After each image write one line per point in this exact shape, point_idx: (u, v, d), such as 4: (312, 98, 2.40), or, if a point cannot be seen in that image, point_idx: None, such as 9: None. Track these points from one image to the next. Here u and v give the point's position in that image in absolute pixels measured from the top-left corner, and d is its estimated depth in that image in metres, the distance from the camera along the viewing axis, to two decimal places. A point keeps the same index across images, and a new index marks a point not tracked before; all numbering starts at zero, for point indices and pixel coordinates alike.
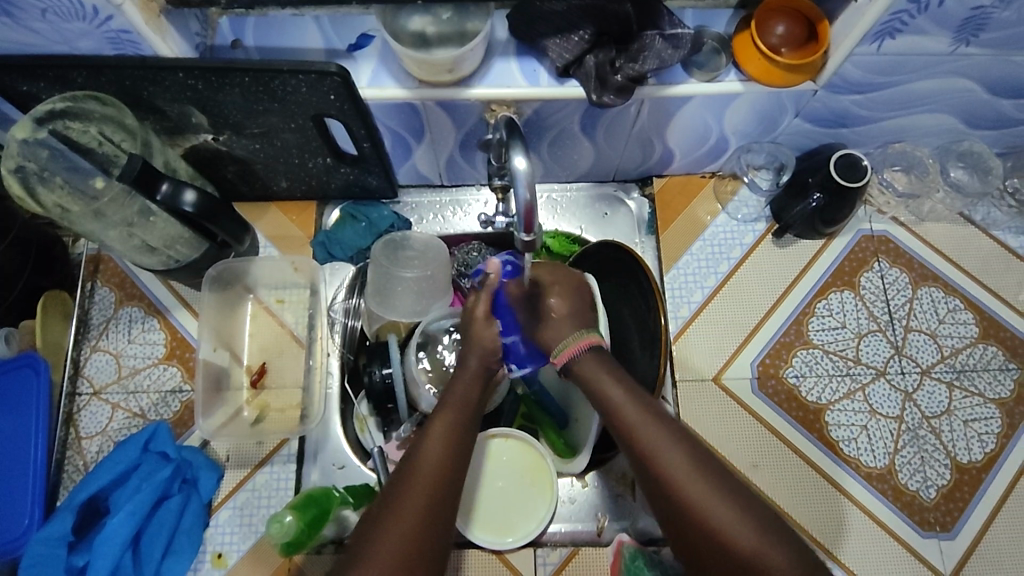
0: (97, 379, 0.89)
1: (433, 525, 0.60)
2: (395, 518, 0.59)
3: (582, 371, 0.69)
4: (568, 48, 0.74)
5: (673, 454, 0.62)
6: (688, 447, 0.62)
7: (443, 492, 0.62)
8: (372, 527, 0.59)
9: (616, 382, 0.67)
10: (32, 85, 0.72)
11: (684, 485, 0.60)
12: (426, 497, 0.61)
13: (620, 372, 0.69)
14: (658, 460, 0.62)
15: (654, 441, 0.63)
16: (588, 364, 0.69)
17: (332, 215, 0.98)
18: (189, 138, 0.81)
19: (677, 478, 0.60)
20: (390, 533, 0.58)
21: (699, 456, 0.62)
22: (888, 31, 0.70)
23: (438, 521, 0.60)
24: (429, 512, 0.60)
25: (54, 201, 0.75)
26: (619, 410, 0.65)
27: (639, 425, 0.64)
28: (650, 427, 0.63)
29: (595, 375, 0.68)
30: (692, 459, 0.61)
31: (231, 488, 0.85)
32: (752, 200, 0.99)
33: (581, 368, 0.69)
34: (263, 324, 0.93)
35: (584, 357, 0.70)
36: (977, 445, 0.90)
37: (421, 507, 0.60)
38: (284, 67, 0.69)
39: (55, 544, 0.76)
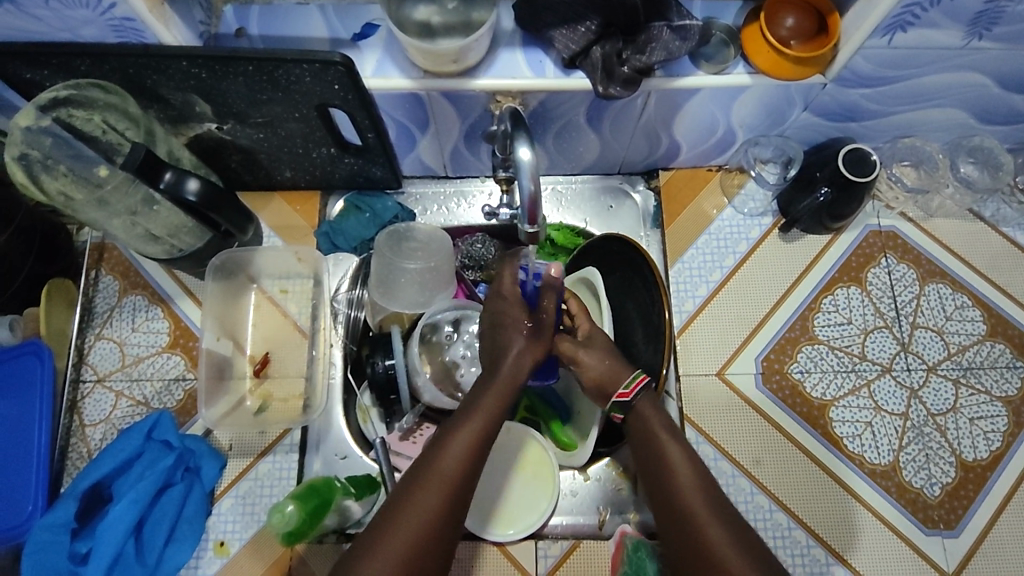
0: (100, 367, 0.90)
1: (447, 522, 0.62)
2: (415, 505, 0.62)
3: (638, 411, 0.73)
4: (574, 39, 0.73)
5: (703, 506, 0.64)
6: (718, 503, 0.65)
7: (460, 494, 0.63)
8: (391, 512, 0.62)
9: (664, 427, 0.71)
10: (36, 72, 0.71)
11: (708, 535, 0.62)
12: (445, 494, 0.63)
13: (670, 419, 0.73)
14: (687, 506, 0.65)
15: (687, 490, 0.66)
16: (643, 404, 0.73)
17: (336, 206, 0.98)
18: (193, 127, 0.81)
19: (702, 526, 0.63)
20: (406, 520, 0.61)
21: (727, 512, 0.64)
22: (900, 24, 0.69)
23: (451, 518, 0.63)
24: (446, 508, 0.62)
25: (58, 188, 0.75)
26: (664, 453, 0.69)
27: (679, 470, 0.67)
28: (686, 475, 0.67)
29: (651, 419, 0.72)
30: (721, 516, 0.64)
31: (234, 477, 0.85)
32: (759, 193, 0.98)
33: (638, 406, 0.73)
34: (267, 314, 0.93)
35: (638, 401, 0.73)
36: (982, 443, 0.89)
37: (440, 501, 0.62)
38: (287, 56, 0.68)
39: (58, 530, 0.77)
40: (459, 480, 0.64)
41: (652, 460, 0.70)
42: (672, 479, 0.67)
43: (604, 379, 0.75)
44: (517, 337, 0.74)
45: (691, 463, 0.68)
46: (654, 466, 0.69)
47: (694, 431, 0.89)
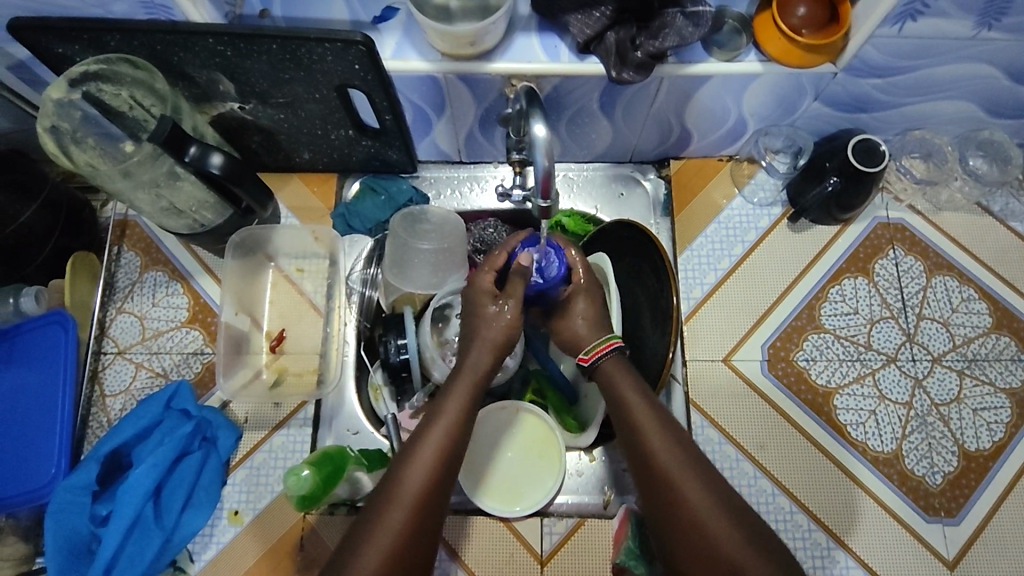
0: (122, 340, 0.92)
1: (436, 497, 0.65)
2: (404, 485, 0.64)
3: (605, 372, 0.74)
4: (589, 24, 0.75)
5: (678, 467, 0.66)
6: (696, 464, 0.67)
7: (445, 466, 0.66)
8: (380, 496, 0.64)
9: (636, 390, 0.72)
10: (67, 47, 0.74)
11: (683, 495, 0.65)
12: (431, 469, 0.65)
13: (640, 380, 0.73)
14: (665, 468, 0.67)
15: (663, 452, 0.67)
16: (611, 367, 0.74)
17: (352, 188, 1.00)
18: (217, 106, 0.83)
19: (678, 488, 0.65)
20: (396, 502, 0.63)
21: (704, 470, 0.66)
22: (910, 13, 0.70)
23: (439, 493, 0.65)
24: (435, 482, 0.65)
25: (85, 159, 0.79)
26: (636, 418, 0.70)
27: (651, 434, 0.69)
28: (661, 439, 0.68)
29: (619, 379, 0.73)
30: (699, 476, 0.66)
31: (249, 449, 0.88)
32: (768, 183, 1.00)
33: (606, 369, 0.74)
34: (283, 292, 0.95)
35: (608, 362, 0.74)
36: (985, 433, 0.90)
37: (428, 477, 0.65)
38: (310, 35, 0.71)
39: (80, 492, 0.79)
40: (444, 456, 0.67)
41: (626, 425, 0.71)
42: (648, 444, 0.68)
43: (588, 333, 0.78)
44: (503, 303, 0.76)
45: (662, 426, 0.69)
46: (629, 430, 0.70)
47: (699, 416, 0.90)
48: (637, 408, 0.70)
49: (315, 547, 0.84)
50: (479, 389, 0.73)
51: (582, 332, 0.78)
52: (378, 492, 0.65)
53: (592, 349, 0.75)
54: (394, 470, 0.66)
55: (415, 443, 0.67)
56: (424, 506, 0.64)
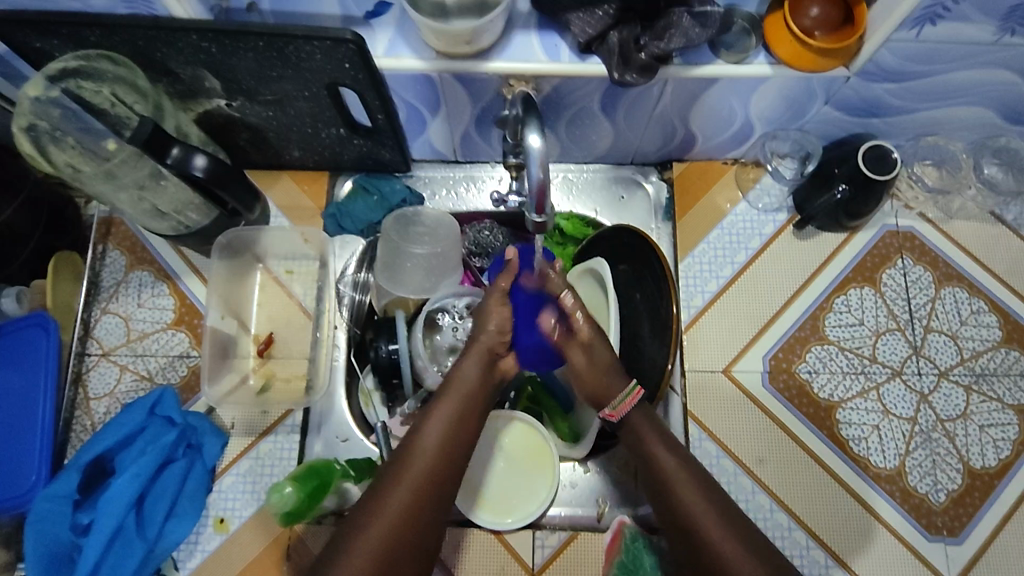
0: (106, 341, 0.90)
1: (446, 471, 0.65)
2: (416, 455, 0.65)
3: (631, 424, 0.71)
4: (591, 23, 0.71)
5: (710, 516, 0.63)
6: (731, 517, 0.63)
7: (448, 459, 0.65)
8: (390, 470, 0.64)
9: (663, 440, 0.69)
10: (45, 42, 0.71)
11: (715, 545, 0.61)
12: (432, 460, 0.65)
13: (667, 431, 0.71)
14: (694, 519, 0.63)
15: (693, 502, 0.64)
16: (635, 417, 0.71)
17: (344, 186, 0.97)
18: (202, 103, 0.80)
19: (710, 539, 0.61)
20: (408, 473, 0.63)
21: (743, 529, 0.62)
22: (930, 16, 0.67)
23: (450, 472, 0.65)
24: (444, 463, 0.65)
25: (65, 159, 0.75)
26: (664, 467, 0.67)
27: (681, 482, 0.66)
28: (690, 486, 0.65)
29: (643, 429, 0.71)
30: (732, 526, 0.62)
31: (236, 455, 0.85)
32: (774, 188, 0.96)
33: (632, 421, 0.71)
34: (272, 295, 0.93)
35: (633, 413, 0.72)
36: (991, 451, 0.88)
37: (439, 449, 0.65)
38: (298, 33, 0.67)
39: (60, 501, 0.77)
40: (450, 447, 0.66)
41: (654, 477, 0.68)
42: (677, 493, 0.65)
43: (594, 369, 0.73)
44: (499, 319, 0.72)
45: (691, 476, 0.66)
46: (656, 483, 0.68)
47: (698, 429, 0.88)
48: (665, 459, 0.68)
49: (302, 557, 0.82)
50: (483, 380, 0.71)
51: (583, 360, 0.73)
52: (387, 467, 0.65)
53: (620, 403, 0.72)
54: (406, 442, 0.66)
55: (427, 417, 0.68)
56: (432, 482, 0.64)
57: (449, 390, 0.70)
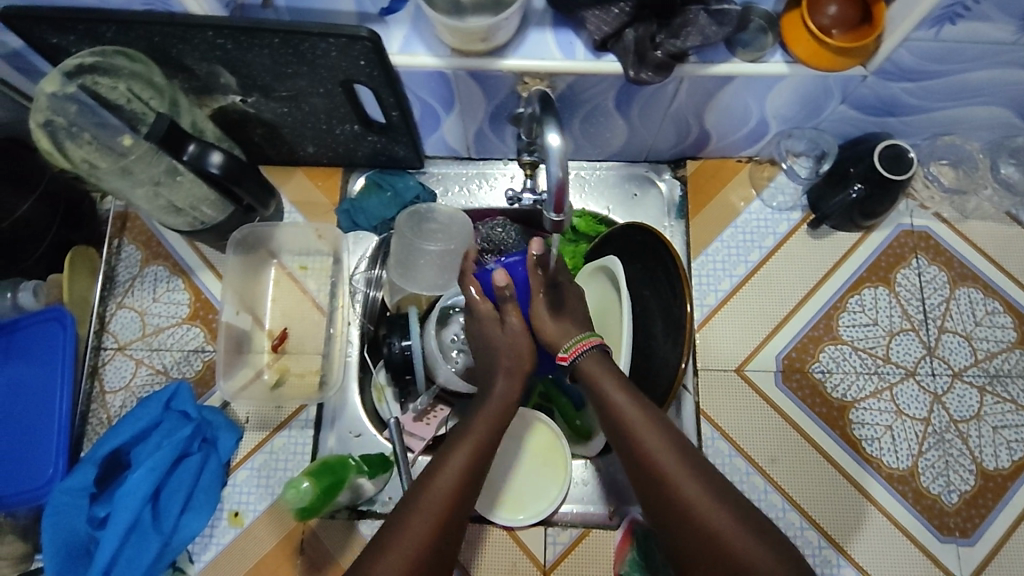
0: (122, 335, 0.91)
1: (459, 506, 0.63)
2: (440, 480, 0.64)
3: (588, 373, 0.71)
4: (606, 21, 0.71)
5: (680, 466, 0.63)
6: (699, 468, 0.64)
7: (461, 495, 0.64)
8: (403, 509, 0.62)
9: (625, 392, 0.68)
10: (63, 38, 0.71)
11: (686, 496, 0.62)
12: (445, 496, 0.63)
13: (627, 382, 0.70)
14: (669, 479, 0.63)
15: (666, 462, 0.64)
16: (592, 367, 0.70)
17: (358, 182, 0.97)
18: (217, 99, 0.80)
19: (685, 497, 0.62)
20: (421, 510, 0.62)
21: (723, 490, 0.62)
22: (949, 16, 0.67)
23: (460, 506, 0.63)
24: (457, 498, 0.63)
25: (82, 155, 0.75)
26: (634, 427, 0.66)
27: (649, 439, 0.65)
28: (659, 444, 0.65)
29: (603, 382, 0.69)
30: (708, 482, 0.62)
31: (250, 448, 0.86)
32: (789, 187, 0.96)
33: (590, 370, 0.70)
34: (286, 290, 0.94)
35: (589, 361, 0.71)
36: (1004, 452, 0.87)
37: (454, 486, 0.63)
38: (313, 30, 0.67)
39: (77, 494, 0.78)
40: (463, 485, 0.64)
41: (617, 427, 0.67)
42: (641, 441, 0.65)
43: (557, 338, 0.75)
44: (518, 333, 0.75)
45: (660, 432, 0.66)
46: (624, 438, 0.67)
47: (710, 427, 0.88)
48: (628, 407, 0.67)
49: (316, 551, 0.82)
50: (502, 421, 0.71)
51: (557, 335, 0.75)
52: (408, 498, 0.64)
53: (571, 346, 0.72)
54: (425, 475, 0.65)
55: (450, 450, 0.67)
56: (452, 508, 0.62)
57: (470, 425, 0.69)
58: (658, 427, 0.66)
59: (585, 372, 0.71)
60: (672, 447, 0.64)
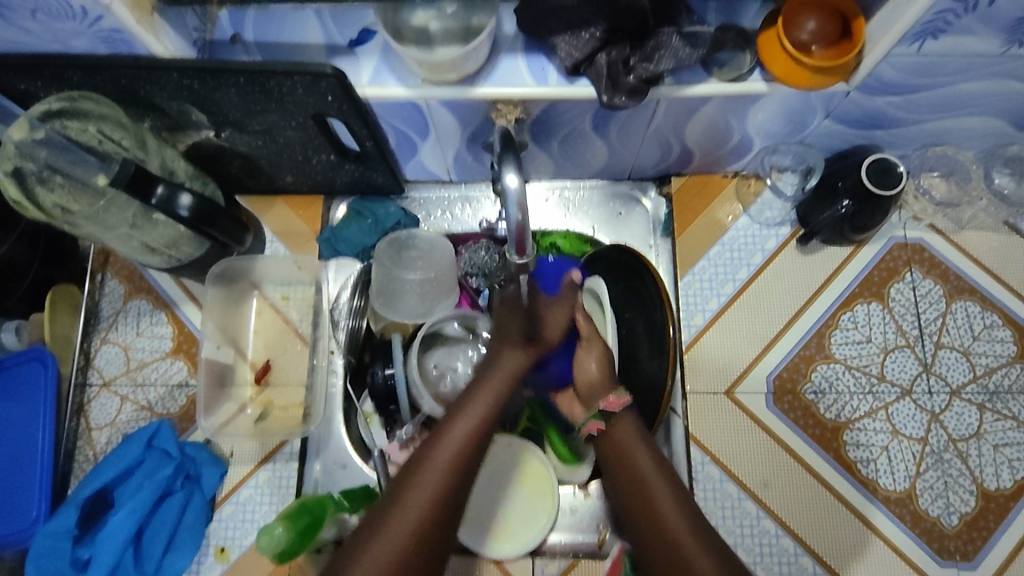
0: (106, 371, 0.90)
1: (460, 479, 0.62)
2: (428, 469, 0.61)
3: (620, 432, 0.70)
4: (577, 46, 0.70)
5: (684, 524, 0.62)
6: (706, 530, 0.62)
7: (461, 468, 0.62)
8: (402, 479, 0.62)
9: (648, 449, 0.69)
10: (31, 83, 0.70)
11: (685, 548, 0.61)
12: (445, 473, 0.61)
13: (654, 443, 0.70)
14: (670, 533, 0.62)
15: (672, 521, 0.63)
16: (624, 428, 0.70)
17: (339, 210, 0.96)
18: (190, 135, 0.79)
19: (680, 549, 0.61)
20: (421, 480, 0.61)
21: (722, 552, 0.60)
22: (930, 31, 0.64)
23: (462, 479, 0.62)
24: (458, 468, 0.62)
25: (53, 201, 0.75)
26: (647, 480, 0.66)
27: (658, 493, 0.65)
28: (668, 500, 0.64)
29: (629, 445, 0.69)
30: (710, 543, 0.61)
31: (235, 484, 0.86)
32: (776, 204, 0.94)
33: (619, 432, 0.70)
34: (268, 321, 0.93)
35: (622, 420, 0.70)
36: (1006, 471, 0.85)
37: (458, 451, 0.62)
38: (278, 69, 0.66)
39: (59, 538, 0.78)
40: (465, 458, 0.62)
41: (627, 478, 0.67)
42: (649, 496, 0.65)
43: (595, 383, 0.72)
44: (512, 352, 0.69)
45: (672, 489, 0.65)
46: (634, 493, 0.66)
47: (699, 452, 0.86)
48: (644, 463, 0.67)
49: None
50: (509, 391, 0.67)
51: (594, 377, 0.72)
52: (408, 468, 0.63)
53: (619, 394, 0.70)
54: (426, 446, 0.63)
55: (415, 471, 0.61)
56: (448, 488, 0.61)
57: (432, 452, 0.62)
58: (673, 487, 0.66)
59: (613, 430, 0.70)
60: (681, 508, 0.64)
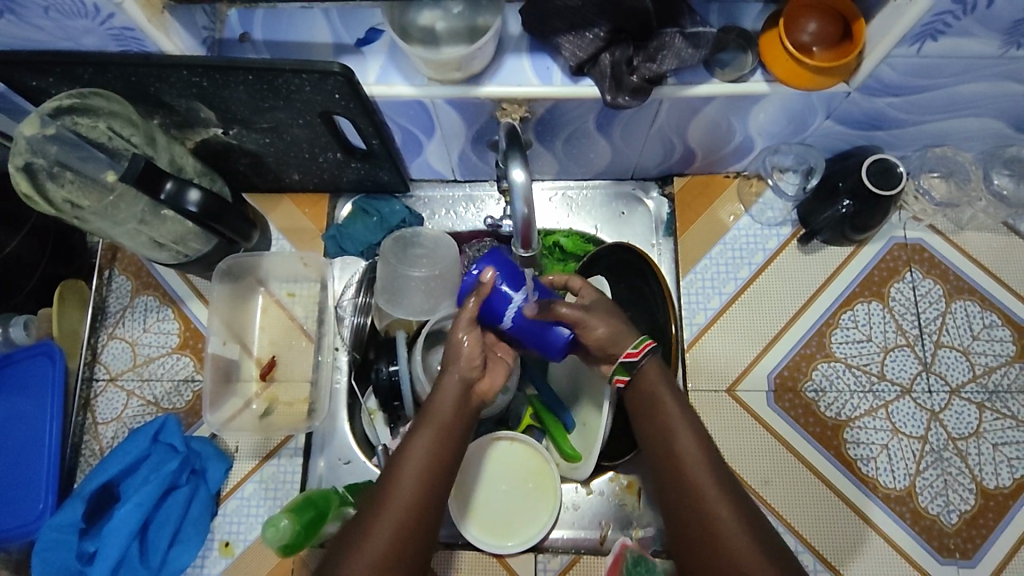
0: (113, 366, 0.91)
1: (434, 487, 0.63)
2: (401, 480, 0.63)
3: (646, 375, 0.70)
4: (581, 46, 0.71)
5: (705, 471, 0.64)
6: (726, 476, 0.64)
7: (436, 475, 0.64)
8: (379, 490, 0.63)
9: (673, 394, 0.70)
10: (42, 80, 0.71)
11: (704, 495, 0.63)
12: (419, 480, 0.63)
13: (679, 388, 0.71)
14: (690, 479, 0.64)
15: (695, 467, 0.64)
16: (650, 372, 0.71)
17: (344, 209, 0.97)
18: (199, 132, 0.80)
19: (699, 494, 0.63)
20: (396, 489, 0.62)
21: (741, 501, 0.63)
22: (930, 33, 0.65)
23: (437, 486, 0.64)
24: (432, 479, 0.63)
25: (63, 197, 0.76)
26: (671, 425, 0.67)
27: (681, 439, 0.66)
28: (692, 445, 0.66)
29: (656, 387, 0.70)
30: (729, 490, 0.63)
31: (240, 479, 0.86)
32: (777, 203, 0.95)
33: (646, 374, 0.71)
34: (273, 318, 0.94)
35: (648, 365, 0.71)
36: (1006, 470, 0.85)
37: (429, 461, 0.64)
38: (286, 67, 0.67)
39: (66, 531, 0.79)
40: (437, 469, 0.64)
41: (652, 421, 0.69)
42: (673, 440, 0.67)
43: (607, 343, 0.72)
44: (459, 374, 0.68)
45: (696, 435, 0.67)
46: (658, 437, 0.68)
47: None
48: (670, 407, 0.68)
49: None
50: (460, 417, 0.67)
51: (604, 338, 0.72)
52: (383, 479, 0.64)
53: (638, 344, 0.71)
54: (397, 457, 0.65)
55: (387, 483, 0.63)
56: (425, 495, 0.63)
57: (402, 465, 0.64)
58: (697, 433, 0.67)
59: (641, 368, 0.71)
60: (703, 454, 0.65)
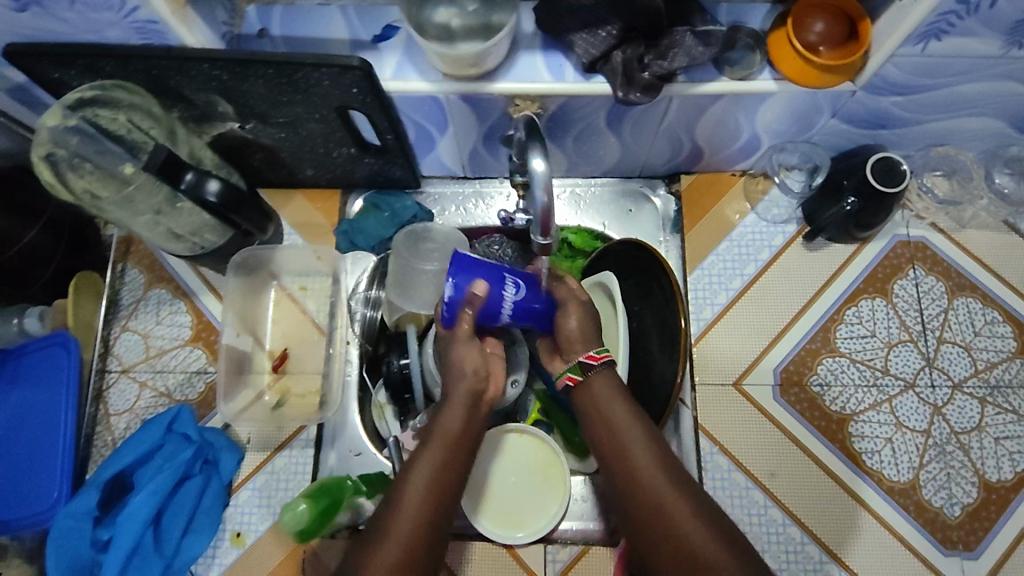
0: (126, 358, 0.92)
1: (438, 505, 0.64)
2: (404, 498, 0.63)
3: (594, 387, 0.71)
4: (594, 44, 0.72)
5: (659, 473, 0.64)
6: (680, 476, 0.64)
7: (439, 492, 0.64)
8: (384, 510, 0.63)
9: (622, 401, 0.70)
10: (63, 72, 0.72)
11: (660, 495, 0.62)
12: (422, 499, 0.63)
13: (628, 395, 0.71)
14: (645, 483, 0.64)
15: (648, 470, 0.64)
16: (599, 381, 0.71)
17: (356, 204, 0.98)
18: (216, 126, 0.81)
19: (654, 496, 0.63)
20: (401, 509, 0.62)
21: (698, 498, 0.63)
22: (934, 32, 0.67)
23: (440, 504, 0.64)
24: (436, 497, 0.64)
25: (83, 186, 0.78)
26: (622, 432, 0.67)
27: (633, 443, 0.66)
28: (643, 449, 0.66)
29: (604, 397, 0.70)
30: (684, 488, 0.63)
31: (251, 470, 0.87)
32: (783, 201, 0.96)
33: (595, 387, 0.71)
34: (286, 311, 0.95)
35: (600, 375, 0.72)
36: (1007, 463, 0.87)
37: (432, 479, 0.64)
38: (307, 60, 0.69)
39: (80, 519, 0.80)
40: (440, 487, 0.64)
41: (603, 431, 0.69)
42: (625, 446, 0.67)
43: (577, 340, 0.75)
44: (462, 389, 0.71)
45: (648, 438, 0.67)
46: (610, 444, 0.68)
47: (708, 441, 0.88)
48: (618, 415, 0.69)
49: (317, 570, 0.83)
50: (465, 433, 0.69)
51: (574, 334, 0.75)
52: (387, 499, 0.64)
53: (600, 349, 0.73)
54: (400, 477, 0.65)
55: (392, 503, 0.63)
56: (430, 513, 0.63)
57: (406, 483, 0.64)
58: (649, 437, 0.67)
59: (591, 381, 0.72)
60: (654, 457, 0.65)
